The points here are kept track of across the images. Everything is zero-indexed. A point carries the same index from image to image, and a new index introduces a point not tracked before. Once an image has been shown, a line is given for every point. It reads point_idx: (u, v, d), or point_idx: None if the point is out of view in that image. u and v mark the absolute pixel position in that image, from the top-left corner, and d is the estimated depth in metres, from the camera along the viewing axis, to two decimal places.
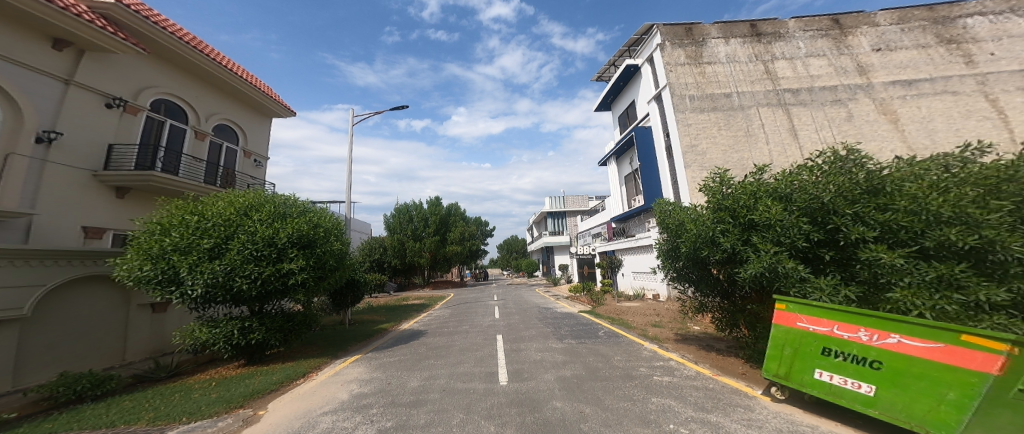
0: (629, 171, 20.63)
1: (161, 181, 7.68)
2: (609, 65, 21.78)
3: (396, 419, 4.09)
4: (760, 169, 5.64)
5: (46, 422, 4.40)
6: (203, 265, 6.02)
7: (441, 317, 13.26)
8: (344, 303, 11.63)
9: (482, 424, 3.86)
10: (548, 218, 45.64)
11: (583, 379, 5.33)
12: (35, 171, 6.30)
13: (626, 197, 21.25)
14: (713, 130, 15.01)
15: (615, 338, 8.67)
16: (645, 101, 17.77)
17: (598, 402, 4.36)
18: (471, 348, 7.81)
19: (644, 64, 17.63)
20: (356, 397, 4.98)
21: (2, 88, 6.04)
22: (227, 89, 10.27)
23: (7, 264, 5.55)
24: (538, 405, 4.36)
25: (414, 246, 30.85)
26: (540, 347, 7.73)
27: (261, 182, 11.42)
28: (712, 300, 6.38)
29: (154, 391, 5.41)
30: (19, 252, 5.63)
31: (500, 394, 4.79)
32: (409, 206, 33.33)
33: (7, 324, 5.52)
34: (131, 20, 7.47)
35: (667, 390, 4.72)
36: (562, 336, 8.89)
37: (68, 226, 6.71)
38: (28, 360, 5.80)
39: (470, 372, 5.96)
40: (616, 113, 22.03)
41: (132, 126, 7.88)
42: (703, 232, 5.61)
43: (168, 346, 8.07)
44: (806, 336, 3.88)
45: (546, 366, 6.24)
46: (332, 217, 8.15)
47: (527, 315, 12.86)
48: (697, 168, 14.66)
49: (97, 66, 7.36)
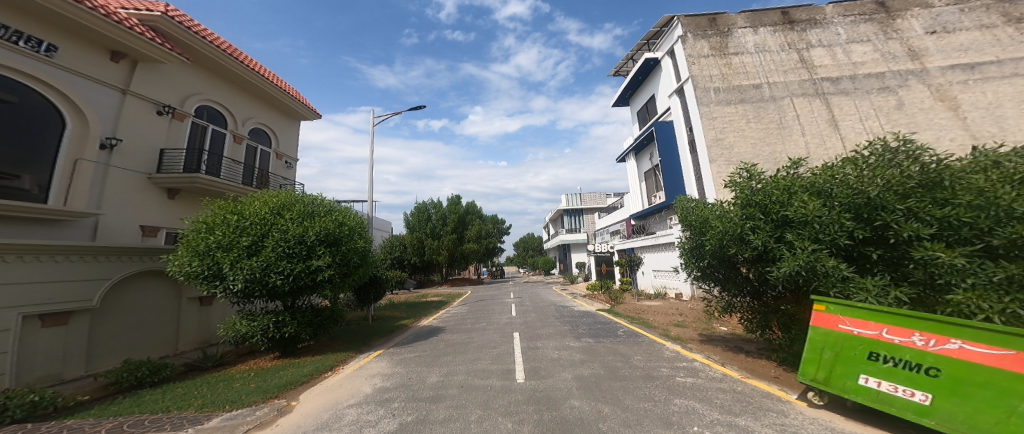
0: (650, 167, 20.16)
1: (206, 182, 8.15)
2: (627, 59, 21.38)
3: (417, 413, 4.18)
4: (794, 163, 5.40)
5: (113, 405, 4.77)
6: (242, 261, 6.37)
7: (459, 314, 13.46)
8: (367, 299, 11.99)
9: (499, 420, 3.88)
10: (565, 215, 45.25)
11: (602, 379, 5.26)
12: (99, 175, 6.84)
13: (646, 194, 20.78)
14: (741, 123, 14.41)
15: (635, 337, 8.53)
16: (666, 95, 17.25)
17: (617, 402, 4.30)
18: (488, 345, 7.87)
19: (664, 57, 17.13)
20: (378, 391, 5.12)
21: (71, 99, 6.57)
22: (260, 95, 10.77)
23: (77, 259, 6.08)
24: (555, 403, 4.34)
25: (432, 244, 31.41)
26: (557, 345, 7.68)
27: (291, 183, 11.94)
28: (742, 299, 6.22)
29: (202, 380, 5.77)
30: (89, 249, 6.18)
31: (517, 392, 4.81)
32: (427, 204, 33.77)
33: (76, 314, 6.05)
34: (177, 31, 7.96)
35: (692, 392, 4.60)
36: (579, 335, 8.81)
37: (128, 224, 7.27)
38: (99, 347, 6.40)
39: (487, 369, 6.00)
40: (635, 108, 21.51)
41: (180, 131, 8.41)
42: (731, 229, 5.42)
43: (213, 338, 8.59)
44: (850, 340, 3.67)
45: (563, 364, 6.19)
46: (356, 216, 8.40)
47: (543, 313, 12.82)
48: (723, 163, 14.06)
49: (148, 75, 7.87)
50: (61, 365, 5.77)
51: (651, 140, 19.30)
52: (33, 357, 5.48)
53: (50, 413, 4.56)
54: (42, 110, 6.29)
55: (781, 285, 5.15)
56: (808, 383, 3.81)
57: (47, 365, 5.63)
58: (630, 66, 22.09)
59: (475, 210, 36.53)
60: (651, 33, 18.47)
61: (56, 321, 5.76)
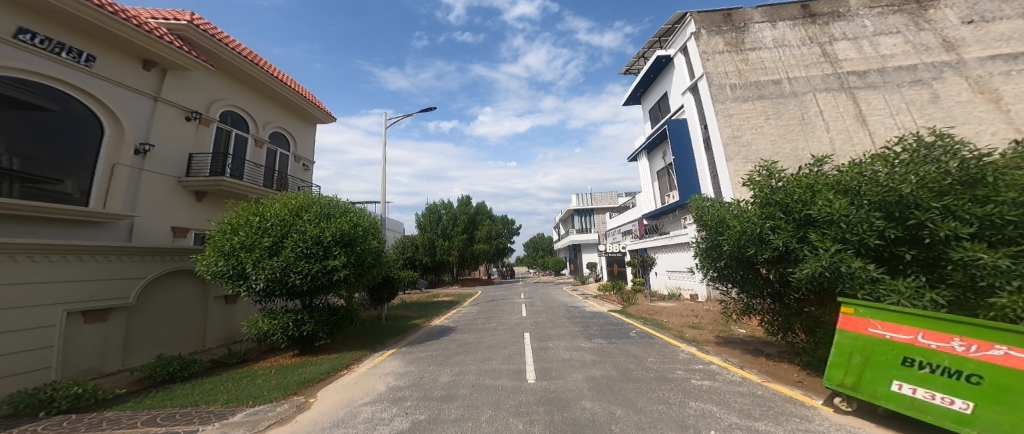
0: (663, 166, 19.84)
1: (230, 185, 8.42)
2: (638, 58, 21.11)
3: (429, 412, 4.21)
4: (818, 160, 5.23)
5: (148, 398, 4.97)
6: (264, 261, 6.54)
7: (470, 314, 13.51)
8: (381, 298, 12.16)
9: (510, 420, 3.87)
10: (575, 215, 44.92)
11: (614, 380, 5.20)
12: (134, 179, 7.16)
13: (659, 193, 20.46)
14: (759, 120, 14.03)
15: (648, 338, 8.40)
16: (679, 93, 16.94)
17: (630, 404, 4.24)
18: (499, 345, 7.87)
19: (677, 55, 16.83)
20: (391, 390, 5.18)
21: (108, 107, 6.88)
22: (279, 100, 11.06)
23: (115, 259, 6.39)
24: (566, 404, 4.30)
25: (443, 244, 31.64)
26: (569, 346, 7.62)
27: (309, 185, 12.22)
28: (762, 301, 6.05)
29: (228, 376, 5.96)
30: (126, 249, 6.49)
31: (528, 392, 4.78)
32: (438, 205, 34.02)
33: (114, 311, 6.36)
34: (203, 40, 8.25)
35: (709, 395, 4.50)
36: (590, 336, 8.72)
37: (161, 226, 7.58)
38: (134, 343, 6.70)
39: (498, 369, 6.00)
40: (647, 107, 21.21)
41: (206, 136, 8.71)
42: (749, 228, 5.29)
43: (237, 336, 8.84)
44: (881, 344, 3.52)
45: (574, 365, 6.14)
46: (370, 217, 8.52)
47: (554, 314, 12.76)
48: (741, 161, 13.67)
49: (177, 82, 8.17)
50: (100, 358, 6.08)
51: (664, 138, 18.99)
52: (75, 350, 5.79)
53: (91, 405, 4.81)
54: (82, 118, 6.59)
55: (804, 286, 4.99)
56: (835, 388, 3.67)
57: (87, 358, 5.94)
58: (641, 64, 21.81)
59: (485, 210, 36.65)
60: (663, 30, 18.19)
61: (97, 317, 6.07)
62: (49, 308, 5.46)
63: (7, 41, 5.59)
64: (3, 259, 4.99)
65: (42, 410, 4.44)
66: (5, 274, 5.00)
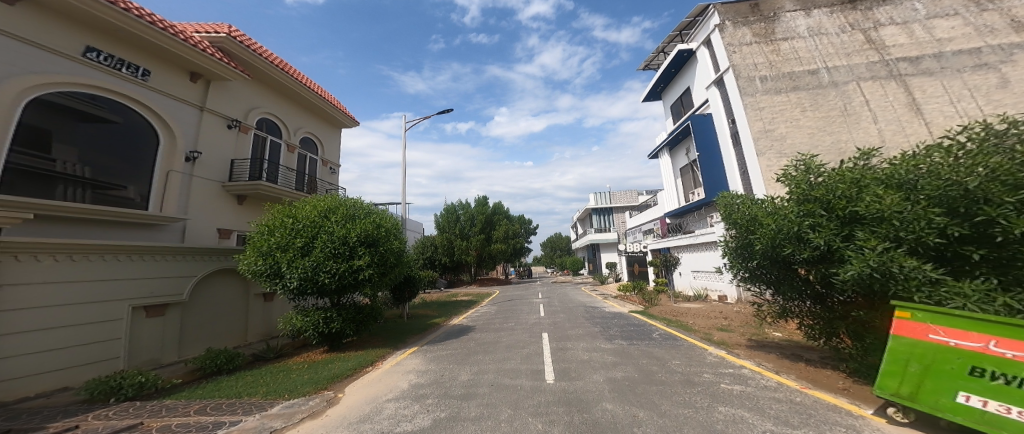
0: (687, 163, 19.21)
1: (266, 189, 8.80)
2: (657, 53, 20.55)
3: (449, 410, 4.21)
4: (865, 153, 4.91)
5: (199, 388, 5.27)
6: (297, 261, 6.78)
7: (488, 314, 13.53)
8: (403, 297, 12.38)
9: (528, 421, 3.81)
10: (593, 214, 44.22)
11: (636, 382, 5.04)
12: (185, 184, 7.63)
13: (683, 191, 19.82)
14: (795, 112, 13.33)
15: (672, 340, 8.13)
16: (703, 87, 16.33)
17: (653, 406, 4.09)
18: (517, 345, 7.82)
19: (699, 48, 16.26)
20: (413, 387, 5.24)
21: (163, 119, 7.35)
22: (309, 106, 11.47)
23: (171, 258, 6.86)
24: (587, 405, 4.21)
25: (461, 244, 31.88)
26: (588, 346, 7.48)
27: (336, 188, 12.60)
28: (800, 304, 5.72)
29: (267, 369, 6.22)
30: (179, 249, 6.95)
31: (547, 393, 4.71)
32: (456, 206, 34.26)
33: (171, 306, 6.83)
34: (241, 51, 8.66)
35: (740, 400, 4.27)
36: (611, 337, 8.53)
37: (208, 228, 8.02)
38: (189, 337, 7.14)
39: (517, 369, 5.95)
40: (667, 103, 20.62)
41: (245, 143, 9.15)
42: (785, 227, 5.03)
43: (274, 331, 9.22)
44: (944, 352, 3.25)
45: (594, 366, 6.00)
46: (392, 218, 8.69)
47: (573, 314, 12.57)
48: (774, 156, 12.99)
49: (220, 92, 8.61)
50: (159, 350, 6.53)
51: (687, 134, 18.39)
52: (139, 343, 6.25)
53: (153, 393, 5.18)
54: (140, 129, 7.07)
55: (850, 289, 4.68)
56: (888, 398, 3.41)
57: (149, 350, 6.39)
58: (661, 59, 21.24)
59: (502, 210, 36.69)
60: (684, 23, 17.64)
61: (157, 311, 6.54)
62: (115, 303, 5.95)
63: (73, 57, 6.09)
64: (78, 258, 5.58)
65: (113, 396, 4.86)
66: (61, 273, 5.38)
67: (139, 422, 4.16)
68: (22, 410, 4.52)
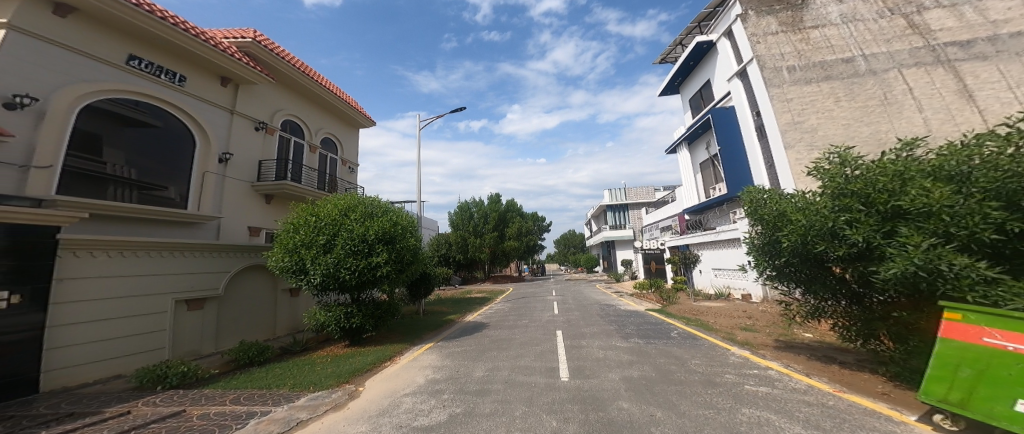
0: (707, 158, 18.63)
1: (292, 188, 9.05)
2: (675, 45, 20.00)
3: (465, 406, 4.20)
4: (907, 144, 4.61)
5: (234, 378, 5.49)
6: (320, 258, 6.94)
7: (502, 311, 13.55)
8: (419, 294, 12.53)
9: (543, 418, 3.77)
10: (607, 211, 43.57)
11: (653, 382, 4.91)
12: (218, 185, 7.96)
13: (704, 186, 19.25)
14: (828, 102, 12.71)
15: (691, 340, 7.90)
16: (724, 79, 15.75)
17: (671, 407, 3.97)
18: (531, 342, 7.77)
19: (719, 40, 15.72)
20: (430, 382, 5.27)
21: (198, 123, 7.66)
22: (329, 108, 11.72)
23: (208, 255, 7.19)
24: (602, 403, 4.13)
25: (474, 242, 32.03)
26: (603, 345, 7.35)
27: (354, 186, 12.85)
28: (834, 304, 5.44)
29: (294, 362, 6.41)
30: (213, 247, 7.26)
31: (562, 390, 4.64)
32: (469, 203, 34.36)
33: (209, 300, 7.18)
34: (266, 55, 8.91)
35: (765, 403, 4.09)
36: (626, 335, 8.36)
37: (240, 226, 8.34)
38: (224, 329, 7.48)
39: (531, 366, 5.91)
40: (685, 97, 20.06)
41: (272, 144, 9.43)
42: (817, 223, 4.77)
43: (301, 325, 9.52)
44: (1000, 356, 3.00)
45: (610, 365, 5.88)
46: (408, 215, 8.77)
47: (587, 312, 12.41)
48: (805, 148, 12.39)
49: (248, 96, 8.90)
50: (199, 342, 6.87)
51: (707, 128, 17.83)
52: (183, 334, 6.63)
53: (193, 382, 5.43)
54: (179, 132, 7.41)
55: (891, 288, 4.40)
56: (935, 405, 3.18)
57: (189, 341, 6.74)
58: (678, 52, 20.67)
59: (516, 208, 36.63)
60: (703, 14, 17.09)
61: (197, 305, 6.90)
62: (159, 296, 6.29)
63: (119, 65, 6.42)
64: (127, 254, 5.92)
65: (160, 384, 5.17)
66: (114, 267, 5.73)
67: (183, 410, 4.40)
68: (84, 395, 4.89)
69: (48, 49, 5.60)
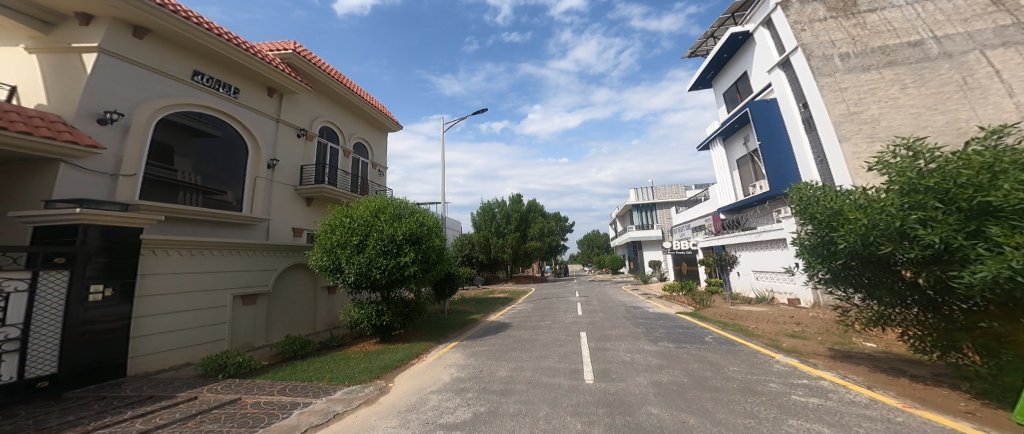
0: (745, 153, 17.55)
1: (329, 191, 9.47)
2: (705, 38, 19.06)
3: (489, 405, 4.16)
4: (992, 133, 4.07)
5: (281, 370, 5.81)
6: (353, 258, 7.19)
7: (525, 311, 13.48)
8: (444, 293, 12.69)
9: (567, 420, 3.66)
10: (633, 210, 42.22)
11: (685, 387, 4.64)
12: (267, 189, 8.47)
13: (742, 184, 18.14)
14: (893, 89, 11.57)
15: (728, 345, 7.42)
16: (764, 71, 14.75)
17: (706, 413, 3.73)
18: (554, 343, 7.62)
19: (757, 30, 14.79)
20: (455, 381, 5.28)
21: (250, 131, 8.17)
22: (362, 114, 12.16)
23: (260, 253, 7.68)
24: (630, 408, 3.93)
25: (497, 242, 32.09)
26: (630, 347, 7.06)
27: (384, 188, 13.24)
28: (903, 311, 4.90)
29: (332, 357, 6.67)
30: (264, 246, 7.73)
31: (586, 392, 4.49)
32: (492, 204, 34.49)
33: (260, 296, 7.63)
34: (307, 66, 9.37)
35: (817, 415, 3.73)
36: (655, 339, 8.00)
37: (285, 227, 8.83)
38: (272, 323, 7.90)
39: (555, 367, 5.78)
40: (718, 91, 19.08)
41: (312, 150, 9.90)
42: (885, 222, 4.30)
43: (337, 322, 9.89)
44: None
45: (638, 368, 5.63)
46: (434, 216, 8.91)
47: (612, 314, 12.03)
48: (866, 140, 11.35)
49: (291, 105, 9.40)
50: (251, 334, 7.31)
51: (745, 123, 16.82)
52: (238, 327, 7.09)
53: (246, 372, 5.79)
54: (234, 141, 7.93)
55: (976, 296, 3.89)
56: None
57: (244, 334, 7.19)
58: (708, 45, 19.69)
59: (538, 208, 36.35)
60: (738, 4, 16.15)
61: (250, 300, 7.36)
62: (221, 291, 6.77)
63: (185, 80, 6.98)
64: (196, 253, 6.41)
65: (220, 372, 5.57)
66: (187, 264, 6.25)
67: (238, 398, 4.68)
68: (160, 380, 5.37)
69: (128, 68, 6.19)
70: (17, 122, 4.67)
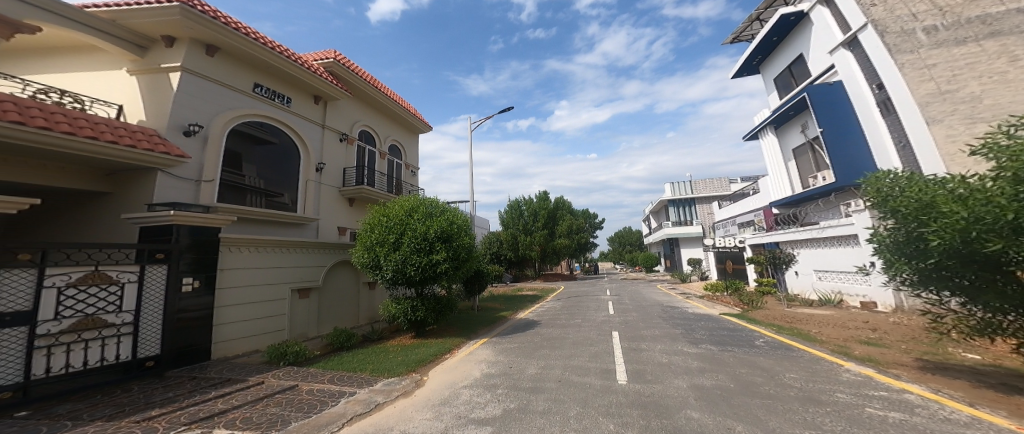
0: (803, 141, 15.94)
1: (369, 191, 9.95)
2: (750, 21, 17.51)
3: (518, 402, 4.12)
4: None
5: (331, 360, 6.17)
6: (390, 255, 7.47)
7: (555, 309, 13.31)
8: (474, 290, 12.83)
9: (599, 420, 3.53)
10: (668, 206, 39.55)
11: (731, 393, 4.28)
12: (317, 191, 9.04)
13: (799, 174, 16.51)
14: (1004, 60, 9.96)
15: (782, 350, 6.77)
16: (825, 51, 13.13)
17: (757, 422, 3.41)
18: (585, 342, 7.41)
19: (815, 9, 13.33)
20: (485, 376, 5.30)
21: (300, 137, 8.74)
22: (396, 118, 12.61)
23: (312, 250, 8.23)
24: (668, 411, 3.70)
25: (525, 240, 31.91)
26: (666, 349, 6.68)
27: (417, 188, 13.68)
28: (1016, 319, 4.16)
29: (372, 349, 6.97)
30: (316, 244, 8.27)
31: (620, 393, 4.29)
32: (519, 202, 34.49)
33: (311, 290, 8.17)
34: (348, 74, 9.87)
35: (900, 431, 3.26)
36: (695, 341, 7.49)
37: (331, 226, 9.38)
38: (321, 316, 8.43)
39: (585, 367, 5.61)
40: (767, 78, 17.54)
41: (353, 153, 10.43)
42: (999, 214, 3.61)
43: (377, 316, 10.35)
44: None
45: (677, 371, 5.29)
46: (462, 214, 9.04)
47: (646, 314, 11.48)
48: (968, 120, 9.85)
49: (335, 111, 9.94)
50: (303, 326, 7.84)
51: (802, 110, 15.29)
52: (294, 319, 7.64)
53: (301, 361, 6.21)
54: (287, 146, 8.51)
55: None
56: None
57: (297, 325, 7.73)
58: (754, 28, 18.11)
59: (565, 205, 35.73)
60: None
61: (303, 294, 7.90)
62: (280, 286, 7.33)
63: (246, 92, 7.59)
64: (259, 250, 6.98)
65: (280, 360, 6.02)
66: (253, 260, 6.82)
67: (296, 384, 5.03)
68: (232, 364, 5.92)
69: (202, 83, 6.85)
70: (104, 133, 5.15)
